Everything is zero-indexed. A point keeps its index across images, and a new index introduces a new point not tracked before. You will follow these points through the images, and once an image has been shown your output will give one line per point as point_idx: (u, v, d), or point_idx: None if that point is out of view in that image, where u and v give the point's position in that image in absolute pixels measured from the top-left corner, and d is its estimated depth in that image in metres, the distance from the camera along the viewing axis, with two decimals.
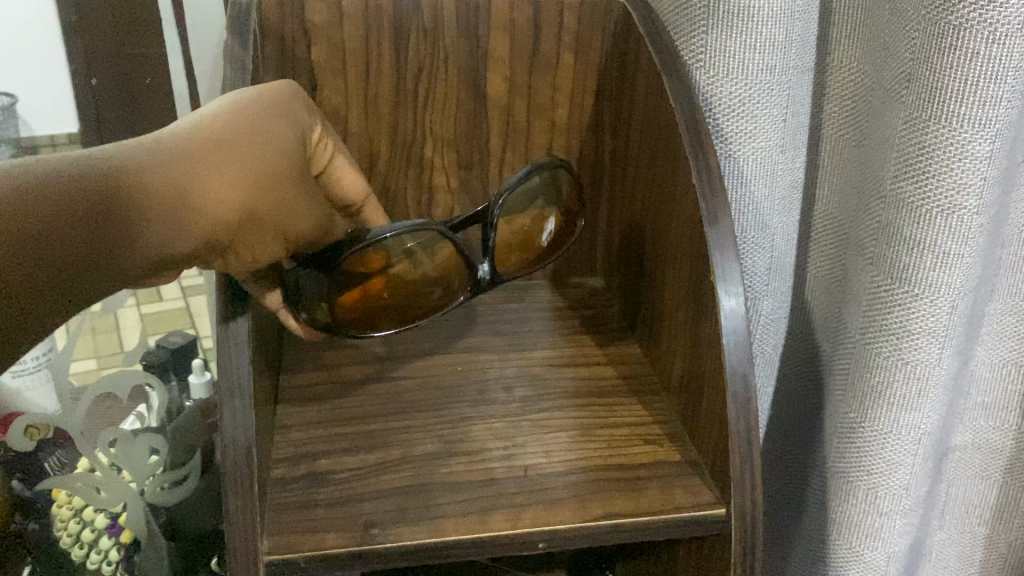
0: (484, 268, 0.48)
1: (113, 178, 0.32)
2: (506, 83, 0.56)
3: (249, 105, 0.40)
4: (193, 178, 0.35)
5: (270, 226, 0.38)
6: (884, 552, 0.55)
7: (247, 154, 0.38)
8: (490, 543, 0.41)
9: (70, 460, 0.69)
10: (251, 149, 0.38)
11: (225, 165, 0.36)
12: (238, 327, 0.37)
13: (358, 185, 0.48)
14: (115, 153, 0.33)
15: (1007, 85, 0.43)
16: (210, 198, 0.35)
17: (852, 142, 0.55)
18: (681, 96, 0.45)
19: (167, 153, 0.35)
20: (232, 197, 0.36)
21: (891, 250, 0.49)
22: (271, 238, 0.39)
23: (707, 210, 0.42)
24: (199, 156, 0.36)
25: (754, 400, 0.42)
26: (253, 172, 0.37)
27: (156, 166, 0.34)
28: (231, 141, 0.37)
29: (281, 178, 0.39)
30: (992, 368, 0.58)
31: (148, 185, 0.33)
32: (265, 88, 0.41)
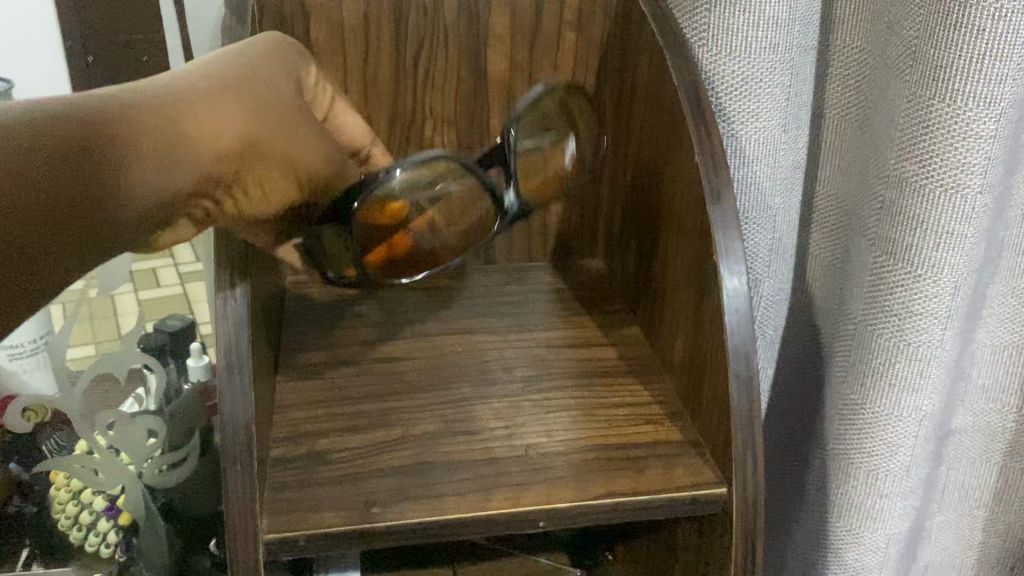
0: (511, 196, 0.46)
1: (105, 121, 0.32)
2: (507, 62, 0.56)
3: (242, 52, 0.40)
4: (183, 116, 0.35)
5: (269, 165, 0.38)
6: (884, 533, 0.55)
7: (241, 93, 0.38)
8: (490, 522, 0.41)
9: (68, 443, 0.68)
10: (245, 86, 0.38)
11: (216, 103, 0.36)
12: (236, 302, 0.37)
13: (361, 128, 0.49)
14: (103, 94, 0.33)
15: (1013, 62, 0.43)
16: (201, 137, 0.35)
17: (855, 121, 0.54)
18: (683, 73, 0.44)
19: (158, 92, 0.35)
20: (224, 134, 0.36)
21: (894, 230, 0.49)
22: (270, 179, 0.39)
23: (710, 187, 0.42)
24: (190, 95, 0.36)
25: (756, 379, 0.42)
26: (247, 109, 0.37)
27: (147, 104, 0.34)
28: (223, 82, 0.37)
29: (280, 116, 0.39)
30: (994, 350, 0.58)
31: (139, 134, 0.33)
32: (263, 44, 0.41)
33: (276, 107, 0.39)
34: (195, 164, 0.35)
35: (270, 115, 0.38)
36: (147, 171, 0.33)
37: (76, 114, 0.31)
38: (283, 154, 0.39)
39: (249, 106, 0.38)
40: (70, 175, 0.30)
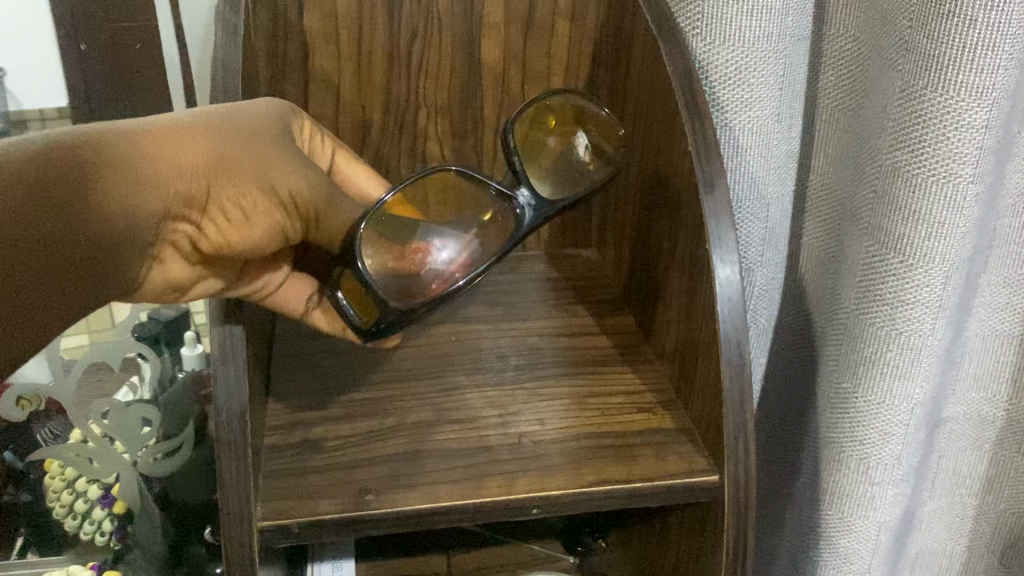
0: (524, 193, 0.43)
1: (65, 148, 0.32)
2: (501, 50, 0.56)
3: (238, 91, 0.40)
4: (143, 143, 0.35)
5: (243, 192, 0.37)
6: (874, 521, 0.56)
7: (211, 120, 0.37)
8: (483, 509, 0.42)
9: (63, 432, 0.67)
10: (219, 114, 0.37)
11: (183, 132, 0.36)
12: (233, 330, 0.37)
13: (373, 183, 0.49)
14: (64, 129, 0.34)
15: (1004, 52, 0.43)
16: (157, 165, 0.35)
17: (848, 112, 0.54)
18: (677, 63, 0.44)
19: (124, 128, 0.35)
20: (186, 161, 0.35)
21: (886, 220, 0.49)
22: (249, 205, 0.37)
23: (702, 175, 0.42)
24: (156, 128, 0.36)
25: (747, 367, 0.42)
26: (218, 134, 0.36)
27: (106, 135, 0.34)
28: (198, 116, 0.37)
29: (256, 139, 0.38)
30: (985, 339, 0.58)
31: (110, 165, 0.33)
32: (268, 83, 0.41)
33: (255, 133, 0.38)
34: (154, 191, 0.34)
35: (247, 140, 0.37)
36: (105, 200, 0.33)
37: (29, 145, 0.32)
38: (258, 179, 0.37)
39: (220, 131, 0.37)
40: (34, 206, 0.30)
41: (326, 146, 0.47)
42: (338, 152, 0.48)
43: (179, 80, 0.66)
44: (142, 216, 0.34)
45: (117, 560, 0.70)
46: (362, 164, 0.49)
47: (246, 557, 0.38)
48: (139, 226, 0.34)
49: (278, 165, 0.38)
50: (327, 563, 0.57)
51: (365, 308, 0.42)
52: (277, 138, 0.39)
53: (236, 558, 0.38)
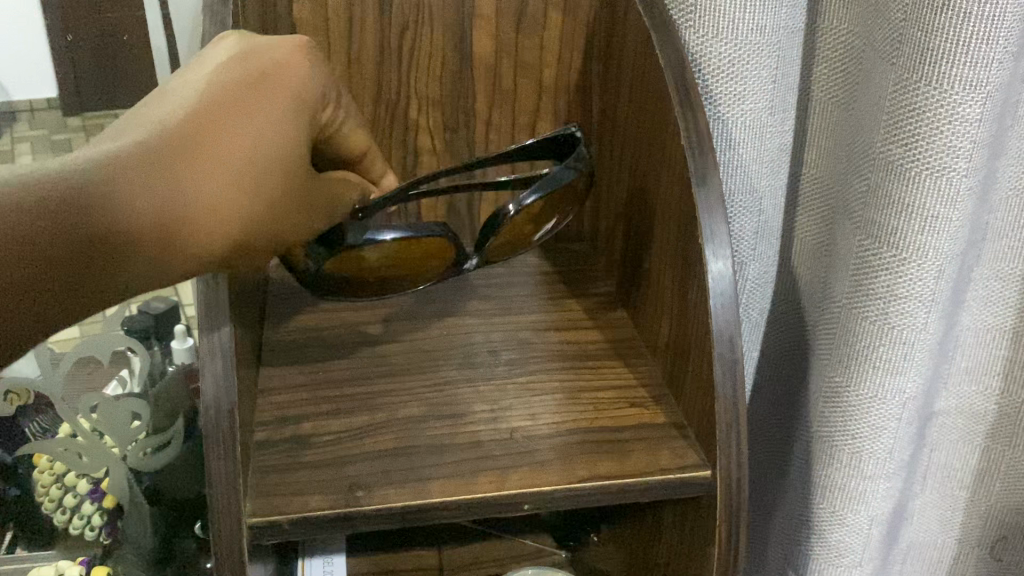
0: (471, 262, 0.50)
1: (98, 223, 0.31)
2: (493, 43, 0.55)
3: (248, 84, 0.37)
4: (182, 189, 0.34)
5: (263, 237, 0.38)
6: (866, 515, 0.56)
7: (241, 156, 0.36)
8: (476, 505, 0.41)
9: (50, 426, 0.67)
10: (246, 144, 0.36)
11: (219, 171, 0.35)
12: (222, 333, 0.36)
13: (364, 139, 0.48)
14: (101, 170, 0.32)
15: (998, 45, 0.43)
16: (199, 209, 0.34)
17: (841, 105, 0.54)
18: (670, 55, 0.44)
19: (157, 160, 0.34)
20: (223, 211, 0.35)
21: (879, 213, 0.49)
22: (261, 247, 0.38)
23: (696, 169, 0.42)
24: (190, 168, 0.34)
25: (741, 362, 0.42)
26: (248, 174, 0.36)
27: (144, 180, 0.33)
28: (221, 143, 0.36)
29: (278, 174, 0.37)
30: (978, 333, 0.59)
31: (140, 218, 0.32)
32: (279, 79, 0.39)
33: (275, 164, 0.37)
34: (196, 248, 0.35)
35: (269, 175, 0.37)
36: (140, 265, 0.33)
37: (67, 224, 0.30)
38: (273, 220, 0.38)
39: (251, 172, 0.36)
40: (40, 299, 0.30)
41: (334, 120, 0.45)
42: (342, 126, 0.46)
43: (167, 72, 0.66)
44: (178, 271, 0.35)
45: (106, 556, 0.70)
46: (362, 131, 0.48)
47: (235, 554, 0.37)
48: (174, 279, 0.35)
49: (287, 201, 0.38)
50: (318, 559, 0.57)
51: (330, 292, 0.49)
52: (294, 164, 0.38)
53: (226, 555, 0.37)
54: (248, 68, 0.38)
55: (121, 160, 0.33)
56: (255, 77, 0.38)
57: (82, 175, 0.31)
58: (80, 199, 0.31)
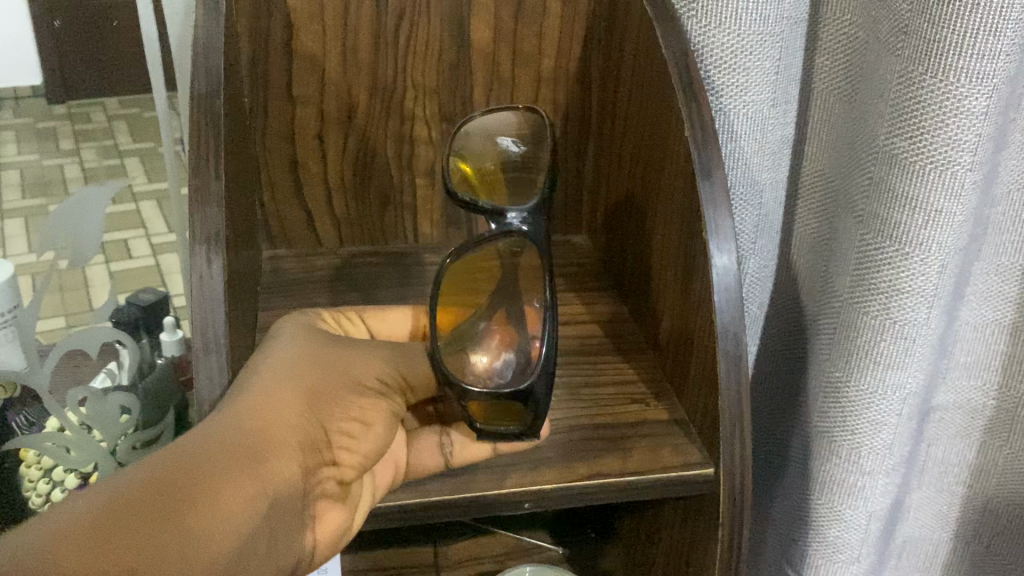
0: (513, 216, 0.45)
1: (162, 496, 0.29)
2: (491, 32, 0.54)
3: (284, 354, 0.38)
4: (198, 467, 0.31)
5: (345, 401, 0.39)
6: (865, 511, 0.55)
7: (259, 386, 0.36)
8: (476, 503, 0.41)
9: (38, 420, 0.66)
10: (255, 381, 0.36)
11: (254, 411, 0.35)
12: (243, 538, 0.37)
13: (403, 321, 0.47)
14: (126, 495, 0.29)
15: (1006, 37, 0.42)
16: (224, 504, 0.31)
17: (844, 98, 0.53)
18: (674, 46, 0.43)
19: (194, 445, 0.32)
20: (241, 495, 0.32)
21: (881, 207, 0.48)
22: (357, 409, 0.39)
23: (699, 162, 0.41)
24: (217, 439, 0.33)
25: (745, 359, 0.41)
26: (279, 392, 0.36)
27: (182, 474, 0.30)
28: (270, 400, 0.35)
29: (317, 369, 0.38)
30: (977, 328, 0.58)
31: (214, 500, 0.31)
32: (313, 347, 0.39)
33: (315, 366, 0.38)
34: (282, 472, 0.34)
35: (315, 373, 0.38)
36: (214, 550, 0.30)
37: (103, 537, 0.27)
38: (347, 386, 0.39)
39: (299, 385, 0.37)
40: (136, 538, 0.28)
41: (351, 318, 0.46)
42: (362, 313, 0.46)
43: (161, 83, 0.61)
44: (256, 512, 0.32)
45: None
46: (392, 309, 0.47)
47: None
48: (293, 504, 0.35)
49: (359, 365, 0.40)
50: None
51: (511, 411, 0.38)
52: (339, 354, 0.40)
53: None
54: (314, 348, 0.39)
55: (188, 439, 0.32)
56: (323, 351, 0.39)
57: (121, 488, 0.29)
58: (108, 524, 0.28)
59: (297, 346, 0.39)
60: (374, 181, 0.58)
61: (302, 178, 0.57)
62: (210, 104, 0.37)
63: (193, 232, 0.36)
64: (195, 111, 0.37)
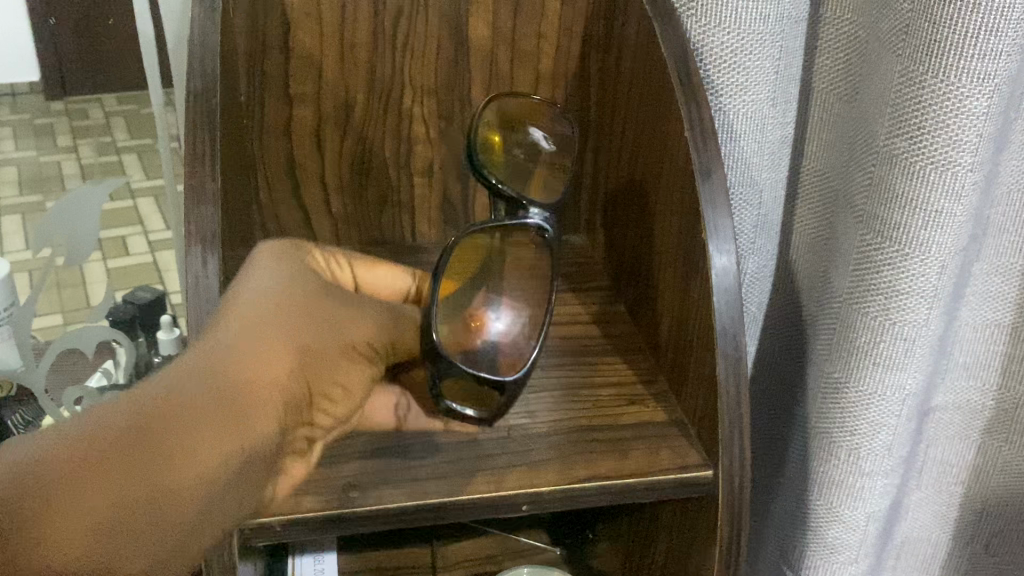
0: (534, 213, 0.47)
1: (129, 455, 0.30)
2: (489, 30, 0.54)
3: (279, 291, 0.37)
4: (171, 425, 0.31)
5: (331, 361, 0.38)
6: (864, 512, 0.55)
7: (253, 334, 0.34)
8: (473, 505, 0.41)
9: (34, 419, 0.66)
10: (236, 326, 0.34)
11: (232, 365, 0.33)
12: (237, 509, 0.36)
13: (392, 276, 0.46)
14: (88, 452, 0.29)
15: (1008, 37, 0.42)
16: (190, 466, 0.31)
17: (844, 97, 0.53)
18: (673, 44, 0.43)
19: (171, 397, 0.31)
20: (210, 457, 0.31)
21: (881, 207, 0.48)
22: (338, 366, 0.38)
23: (699, 162, 0.41)
24: (198, 391, 0.32)
25: (744, 360, 0.41)
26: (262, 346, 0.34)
27: (137, 448, 0.30)
28: (262, 351, 0.34)
29: (312, 318, 0.37)
30: (977, 328, 0.58)
31: (181, 461, 0.31)
32: (310, 289, 0.38)
33: (304, 313, 0.37)
34: (263, 434, 0.34)
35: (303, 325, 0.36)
36: (156, 539, 0.30)
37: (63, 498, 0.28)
38: (336, 340, 0.38)
39: (292, 338, 0.36)
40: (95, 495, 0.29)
41: (344, 267, 0.44)
42: (357, 264, 0.44)
43: (158, 81, 0.61)
44: (223, 481, 0.32)
45: None
46: (382, 263, 0.46)
47: (224, 556, 0.36)
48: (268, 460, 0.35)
49: (352, 324, 0.39)
50: (309, 557, 0.56)
51: (482, 398, 0.40)
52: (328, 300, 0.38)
53: (214, 559, 0.36)
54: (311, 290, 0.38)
55: (154, 395, 0.31)
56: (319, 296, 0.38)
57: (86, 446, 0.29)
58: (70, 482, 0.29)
59: (295, 288, 0.37)
60: (371, 179, 0.58)
61: (298, 176, 0.57)
62: (205, 104, 0.37)
63: (188, 233, 0.35)
64: (191, 111, 0.37)
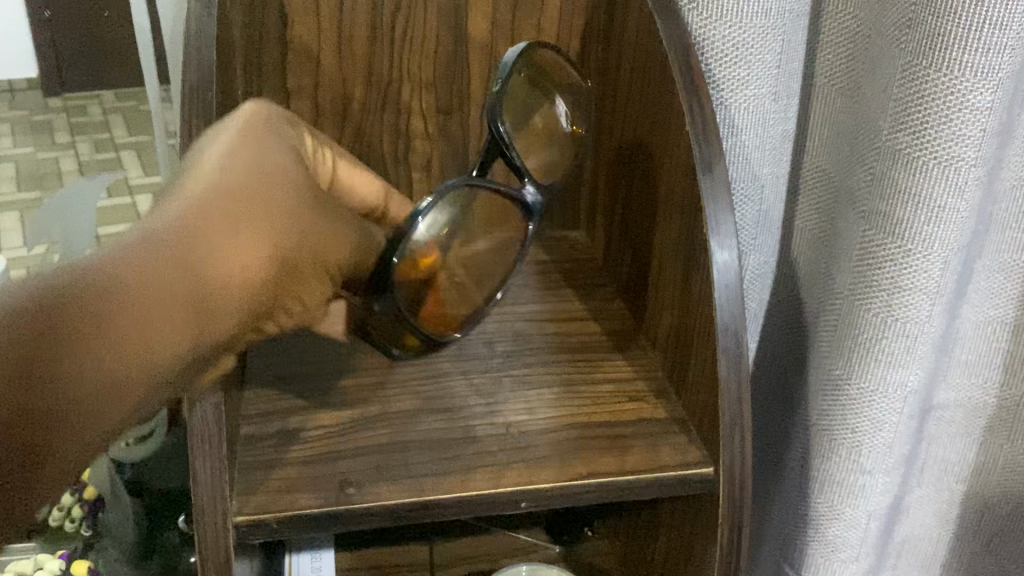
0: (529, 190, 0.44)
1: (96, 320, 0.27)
2: (488, 23, 0.54)
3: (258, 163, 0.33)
4: (134, 294, 0.28)
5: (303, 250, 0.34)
6: (865, 509, 0.55)
7: (226, 209, 0.31)
8: (471, 501, 0.40)
9: None
10: (209, 199, 0.31)
11: (202, 240, 0.30)
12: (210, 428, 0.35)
13: (369, 186, 0.45)
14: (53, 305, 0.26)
15: (1012, 31, 0.42)
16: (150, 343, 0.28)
17: (846, 93, 0.53)
18: (674, 37, 0.42)
19: (136, 261, 0.28)
20: (169, 334, 0.28)
21: (883, 203, 0.47)
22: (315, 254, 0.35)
23: (700, 156, 0.41)
24: (164, 256, 0.29)
25: (745, 356, 0.41)
26: (239, 231, 0.31)
27: (99, 311, 0.27)
28: (234, 233, 0.31)
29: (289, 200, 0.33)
30: (979, 325, 0.58)
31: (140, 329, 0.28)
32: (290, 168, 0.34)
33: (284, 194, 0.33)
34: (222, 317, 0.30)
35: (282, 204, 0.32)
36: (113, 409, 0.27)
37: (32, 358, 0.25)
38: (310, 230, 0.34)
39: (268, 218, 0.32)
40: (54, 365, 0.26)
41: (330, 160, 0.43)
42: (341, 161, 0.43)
43: (154, 77, 0.61)
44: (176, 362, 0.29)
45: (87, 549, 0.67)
46: (361, 169, 0.45)
47: (221, 553, 0.36)
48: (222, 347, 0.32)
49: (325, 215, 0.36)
50: (306, 554, 0.56)
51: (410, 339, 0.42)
52: (307, 184, 0.34)
53: (210, 556, 0.36)
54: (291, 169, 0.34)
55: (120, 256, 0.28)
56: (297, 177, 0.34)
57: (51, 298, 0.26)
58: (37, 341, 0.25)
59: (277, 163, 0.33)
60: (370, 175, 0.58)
61: None
62: (201, 97, 0.37)
63: None
64: (186, 105, 0.36)
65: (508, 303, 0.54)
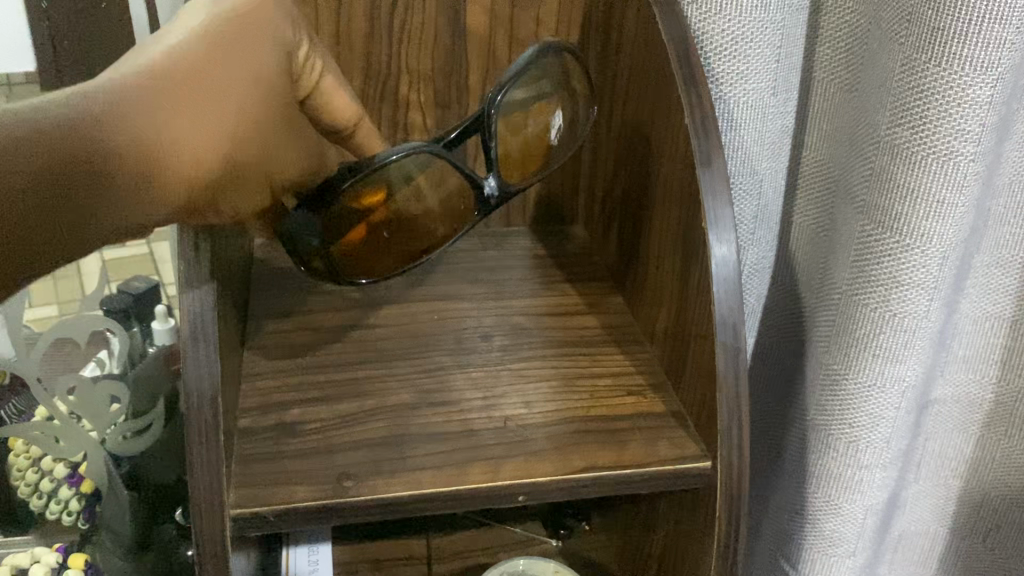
0: (490, 184, 0.45)
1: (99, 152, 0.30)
2: (487, 15, 0.54)
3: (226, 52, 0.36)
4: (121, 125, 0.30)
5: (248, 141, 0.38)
6: (862, 504, 0.55)
7: (196, 87, 0.34)
8: (469, 495, 0.40)
9: (28, 409, 0.65)
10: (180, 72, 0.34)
11: (169, 98, 0.33)
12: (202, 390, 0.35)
13: (346, 108, 0.45)
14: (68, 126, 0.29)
15: (1012, 25, 0.41)
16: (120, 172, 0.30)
17: (845, 88, 0.53)
18: (673, 29, 0.42)
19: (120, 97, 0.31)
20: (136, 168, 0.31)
21: (882, 198, 0.47)
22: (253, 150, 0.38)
23: (699, 149, 0.40)
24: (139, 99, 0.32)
25: (743, 350, 0.41)
26: (196, 104, 0.34)
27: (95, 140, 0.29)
28: (198, 104, 0.34)
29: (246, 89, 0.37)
30: (977, 321, 0.58)
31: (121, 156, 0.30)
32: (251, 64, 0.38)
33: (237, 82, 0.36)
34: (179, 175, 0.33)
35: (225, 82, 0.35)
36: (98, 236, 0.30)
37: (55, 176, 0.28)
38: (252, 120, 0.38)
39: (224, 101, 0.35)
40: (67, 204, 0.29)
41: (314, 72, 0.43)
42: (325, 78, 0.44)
43: None
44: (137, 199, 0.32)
45: (84, 543, 0.68)
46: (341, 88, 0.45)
47: (217, 544, 0.36)
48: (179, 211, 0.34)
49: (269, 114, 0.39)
50: (303, 547, 0.56)
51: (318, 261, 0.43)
52: (247, 77, 0.37)
53: (207, 547, 0.36)
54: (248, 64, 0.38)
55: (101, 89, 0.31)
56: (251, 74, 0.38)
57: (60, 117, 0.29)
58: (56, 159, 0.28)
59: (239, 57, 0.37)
60: None
61: None
62: None
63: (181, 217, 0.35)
64: None
65: (506, 296, 0.54)
